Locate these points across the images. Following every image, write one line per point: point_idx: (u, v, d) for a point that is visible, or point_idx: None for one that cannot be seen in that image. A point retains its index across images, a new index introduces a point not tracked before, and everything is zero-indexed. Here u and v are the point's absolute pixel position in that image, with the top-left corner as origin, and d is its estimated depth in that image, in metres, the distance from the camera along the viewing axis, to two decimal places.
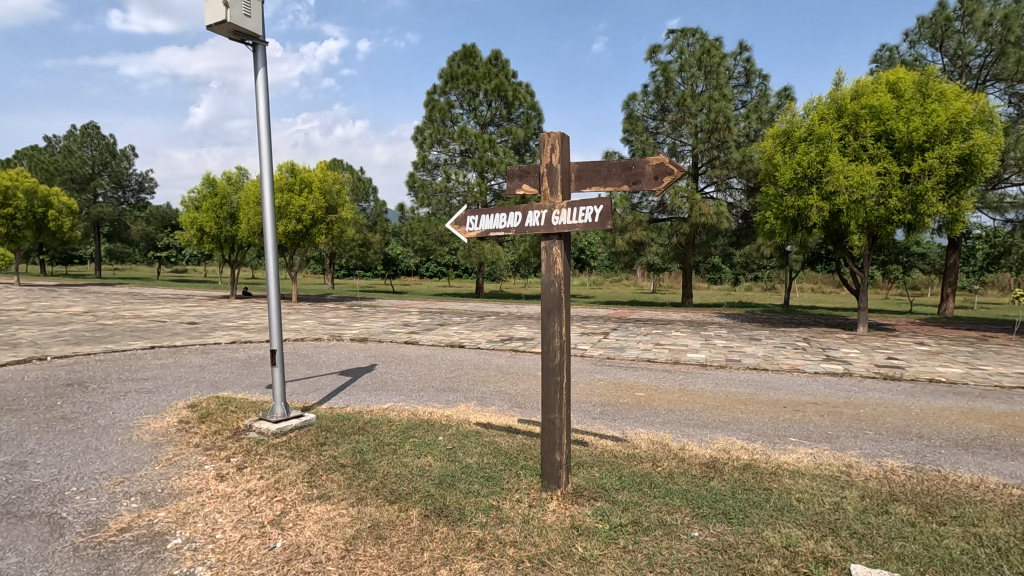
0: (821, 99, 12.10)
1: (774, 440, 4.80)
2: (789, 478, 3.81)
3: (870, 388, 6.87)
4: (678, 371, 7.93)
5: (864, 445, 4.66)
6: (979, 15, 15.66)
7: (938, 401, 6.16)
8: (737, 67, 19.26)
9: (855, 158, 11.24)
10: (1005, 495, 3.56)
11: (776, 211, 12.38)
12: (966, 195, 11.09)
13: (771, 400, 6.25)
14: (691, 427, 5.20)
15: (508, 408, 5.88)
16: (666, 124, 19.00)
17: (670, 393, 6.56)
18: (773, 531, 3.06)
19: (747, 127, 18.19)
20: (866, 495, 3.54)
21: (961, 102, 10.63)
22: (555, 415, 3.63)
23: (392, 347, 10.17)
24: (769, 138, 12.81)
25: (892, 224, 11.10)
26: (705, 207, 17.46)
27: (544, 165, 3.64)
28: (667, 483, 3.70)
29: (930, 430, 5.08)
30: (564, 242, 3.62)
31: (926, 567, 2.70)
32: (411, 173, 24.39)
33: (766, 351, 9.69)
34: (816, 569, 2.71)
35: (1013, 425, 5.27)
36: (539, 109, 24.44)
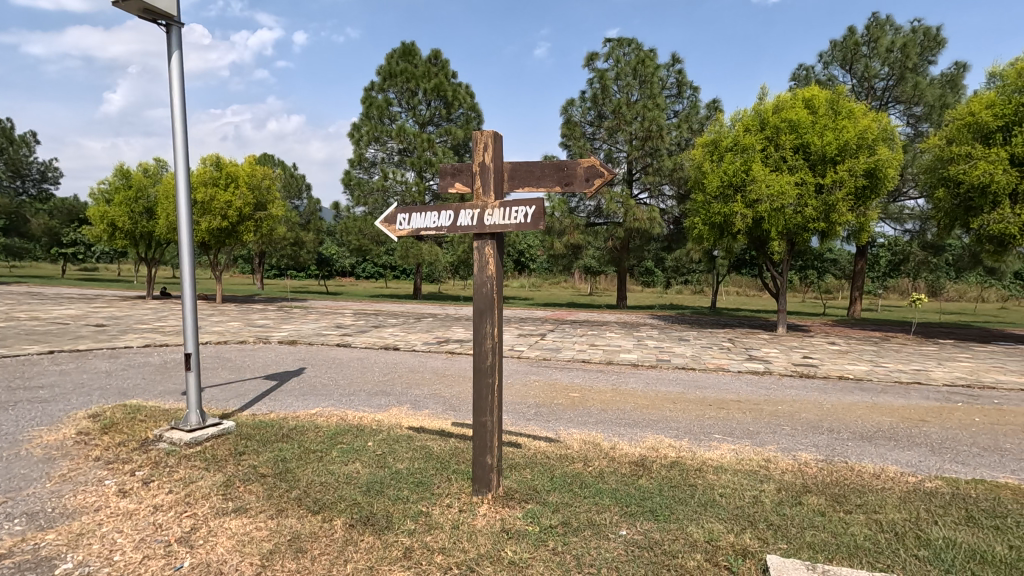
0: (746, 112, 12.79)
1: (700, 438, 4.96)
2: (712, 474, 3.95)
3: (788, 386, 7.28)
4: (611, 372, 8.09)
5: (782, 441, 4.90)
6: (883, 42, 17.07)
7: (847, 397, 6.61)
8: (669, 78, 19.99)
9: (775, 169, 11.96)
10: (903, 482, 3.84)
11: (704, 217, 12.94)
12: (871, 206, 11.97)
13: (698, 399, 6.48)
14: (621, 426, 5.30)
15: (442, 412, 5.79)
16: (603, 131, 19.49)
17: (603, 393, 6.68)
18: (696, 526, 3.15)
19: (679, 136, 18.91)
20: (782, 487, 3.71)
21: (867, 120, 11.50)
22: (486, 418, 3.59)
23: (324, 350, 9.80)
24: (698, 147, 13.36)
25: (808, 231, 11.85)
26: (639, 212, 18.06)
27: (476, 165, 3.60)
28: (597, 483, 3.74)
29: (839, 424, 5.43)
30: (497, 242, 3.59)
31: (834, 554, 2.85)
32: (347, 170, 23.70)
33: (694, 352, 10.10)
34: (735, 562, 2.80)
35: (910, 418, 5.73)
36: (480, 111, 24.36)
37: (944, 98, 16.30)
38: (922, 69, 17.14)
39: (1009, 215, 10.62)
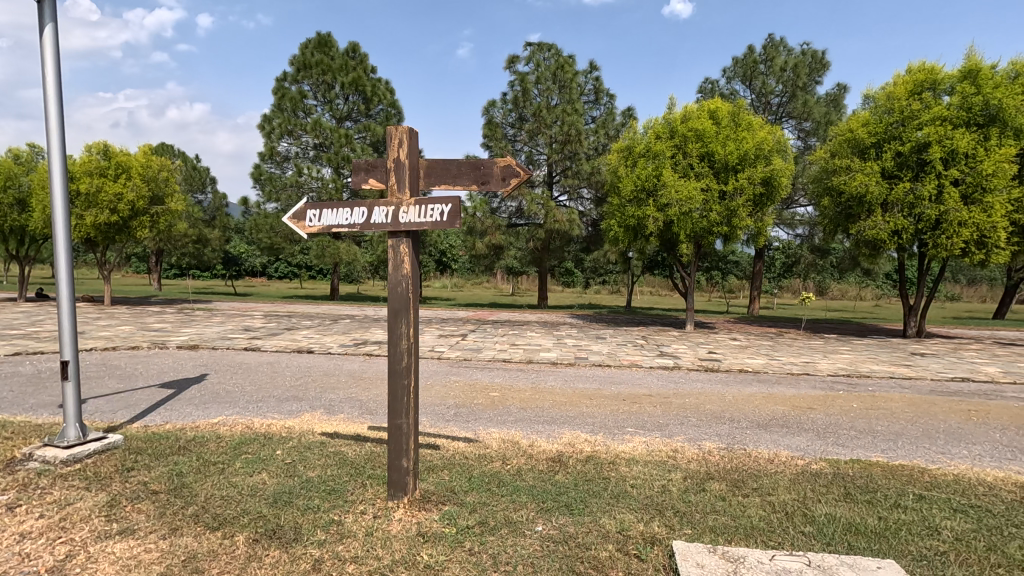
0: (657, 121, 13.44)
1: (614, 432, 5.14)
2: (625, 466, 4.10)
3: (695, 379, 7.73)
4: (531, 370, 8.19)
5: (688, 432, 5.17)
6: (777, 62, 18.59)
7: (746, 389, 7.12)
8: (587, 84, 20.60)
9: (684, 175, 12.66)
10: (793, 466, 4.19)
11: (619, 220, 13.46)
12: (768, 212, 12.97)
13: (613, 394, 6.72)
14: (540, 423, 5.39)
15: (359, 415, 5.60)
16: (523, 133, 19.74)
17: (523, 392, 6.75)
18: (609, 517, 3.25)
19: (596, 141, 19.50)
20: (687, 476, 3.93)
21: (763, 132, 12.44)
22: (402, 420, 3.50)
23: (230, 354, 9.19)
24: (614, 153, 13.89)
25: (713, 234, 12.64)
26: (559, 214, 18.46)
27: (391, 161, 3.50)
28: (515, 481, 3.77)
29: (739, 414, 5.83)
30: (413, 241, 3.52)
31: (733, 536, 3.05)
32: (257, 164, 22.41)
33: (610, 349, 10.49)
34: (644, 550, 2.91)
35: (800, 406, 6.27)
36: (401, 109, 23.88)
37: (828, 115, 18.00)
38: (810, 88, 18.83)
39: (881, 222, 11.90)
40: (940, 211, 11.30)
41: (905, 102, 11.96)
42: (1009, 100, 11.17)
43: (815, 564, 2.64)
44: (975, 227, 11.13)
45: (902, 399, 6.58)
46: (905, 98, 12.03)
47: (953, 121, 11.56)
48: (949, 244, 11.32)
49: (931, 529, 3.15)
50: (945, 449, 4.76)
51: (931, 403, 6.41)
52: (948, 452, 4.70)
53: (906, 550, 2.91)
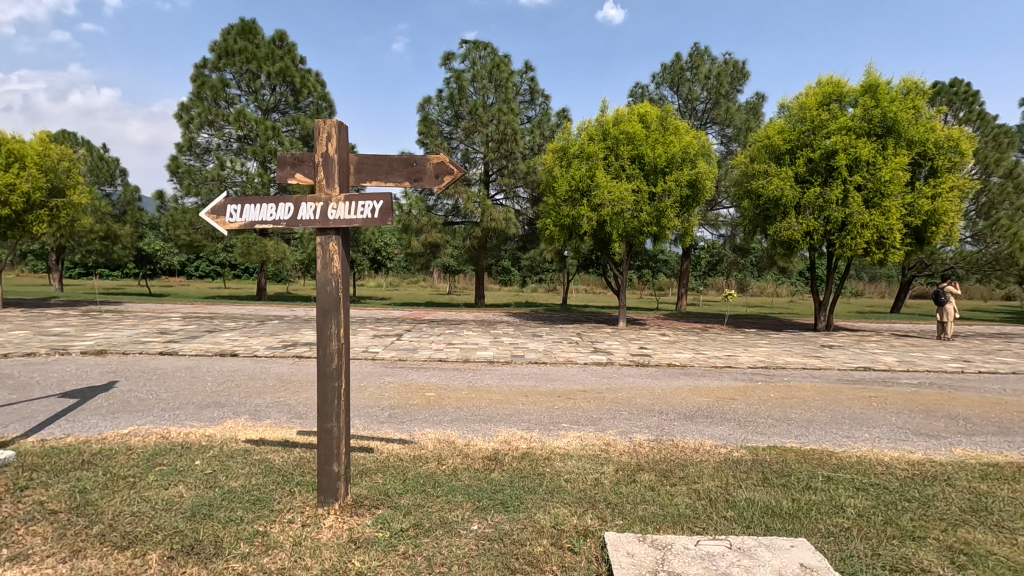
0: (591, 123, 13.74)
1: (550, 428, 5.22)
2: (559, 461, 4.17)
3: (626, 374, 7.98)
4: (467, 370, 8.17)
5: (621, 425, 5.33)
6: (702, 70, 19.50)
7: (674, 382, 7.44)
8: (523, 84, 20.77)
9: (616, 176, 13.03)
10: (716, 454, 4.41)
11: (554, 219, 13.67)
12: (694, 213, 13.58)
13: (548, 391, 6.81)
14: (476, 422, 5.38)
15: (286, 420, 5.36)
16: (460, 131, 19.61)
17: (459, 391, 6.72)
18: (543, 513, 3.29)
19: (532, 141, 19.68)
20: (619, 468, 4.04)
21: (689, 137, 12.98)
22: (332, 424, 3.39)
23: (143, 360, 8.55)
24: (549, 153, 14.09)
25: (643, 234, 13.10)
26: (495, 213, 18.48)
27: (318, 155, 3.38)
28: (450, 481, 3.74)
29: (667, 407, 6.08)
30: (343, 237, 3.42)
31: (661, 524, 3.17)
32: (174, 156, 20.99)
33: (545, 346, 10.63)
34: (578, 543, 2.97)
35: (723, 396, 6.62)
36: (332, 103, 23.12)
37: (748, 122, 19.09)
38: (732, 97, 19.89)
39: (795, 223, 12.76)
40: (846, 214, 12.26)
41: (815, 112, 12.88)
42: (903, 113, 12.26)
43: (737, 547, 2.78)
44: (875, 229, 12.15)
45: (813, 388, 7.10)
46: (816, 109, 12.95)
47: (856, 131, 12.57)
48: (854, 245, 12.31)
49: (837, 507, 3.41)
50: (850, 433, 5.18)
51: (837, 391, 6.95)
52: (852, 435, 5.11)
53: (815, 528, 3.13)
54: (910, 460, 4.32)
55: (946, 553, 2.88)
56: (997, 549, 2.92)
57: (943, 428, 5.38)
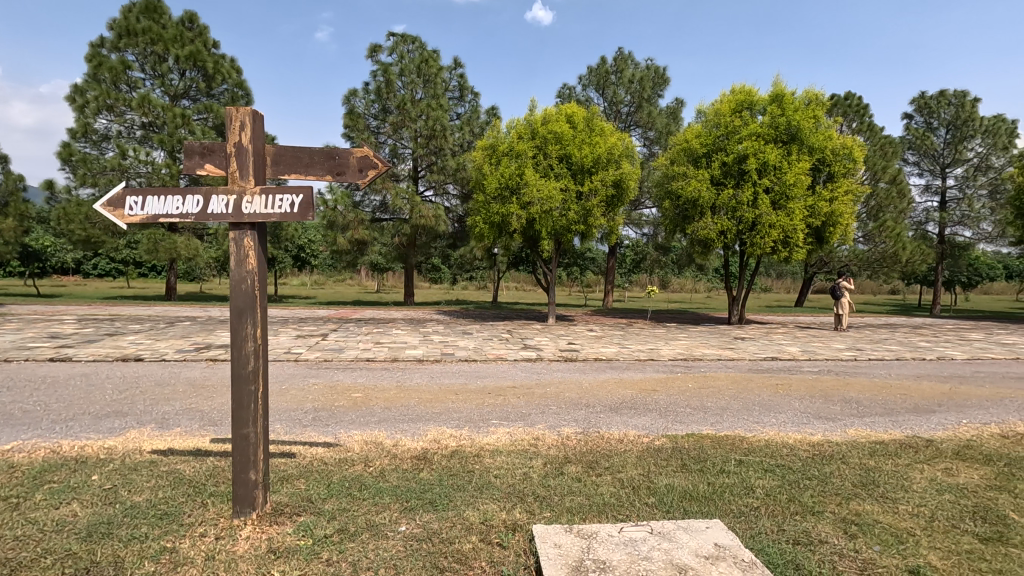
0: (520, 121, 13.85)
1: (480, 425, 5.22)
2: (489, 458, 4.18)
3: (555, 370, 8.13)
4: (396, 369, 8.01)
5: (549, 419, 5.43)
6: (626, 74, 20.18)
7: (600, 376, 7.67)
8: (452, 80, 20.59)
9: (544, 175, 13.24)
10: (639, 443, 4.59)
11: (484, 217, 13.69)
12: (619, 212, 14.04)
13: (478, 388, 6.82)
14: (404, 422, 5.29)
15: (199, 428, 5.03)
16: (387, 125, 19.16)
17: (387, 391, 6.58)
18: (473, 509, 3.29)
19: (461, 138, 19.58)
20: (547, 461, 4.11)
21: (614, 138, 13.39)
22: (249, 430, 3.22)
23: (30, 367, 7.71)
24: (478, 150, 14.09)
25: (571, 232, 13.40)
26: (425, 209, 18.21)
27: (231, 145, 3.20)
28: (377, 483, 3.65)
29: (594, 400, 6.26)
30: (260, 233, 3.24)
31: (587, 514, 3.26)
32: (65, 143, 19.07)
33: (476, 344, 10.62)
34: (506, 537, 2.99)
35: (646, 388, 6.91)
36: (249, 91, 21.88)
37: (669, 126, 19.99)
38: (654, 101, 20.72)
39: (711, 223, 13.53)
40: (756, 215, 13.14)
41: (729, 118, 13.69)
42: (805, 122, 13.27)
43: (657, 531, 2.91)
44: (781, 229, 13.09)
45: (727, 378, 7.56)
46: (729, 115, 13.75)
47: (765, 137, 13.47)
48: (763, 244, 13.21)
49: (747, 488, 3.65)
50: (759, 419, 5.55)
51: (748, 380, 7.45)
52: (761, 421, 5.49)
53: (728, 509, 3.33)
54: (811, 441, 4.70)
55: (840, 525, 3.16)
56: (882, 518, 3.24)
57: (839, 411, 5.90)
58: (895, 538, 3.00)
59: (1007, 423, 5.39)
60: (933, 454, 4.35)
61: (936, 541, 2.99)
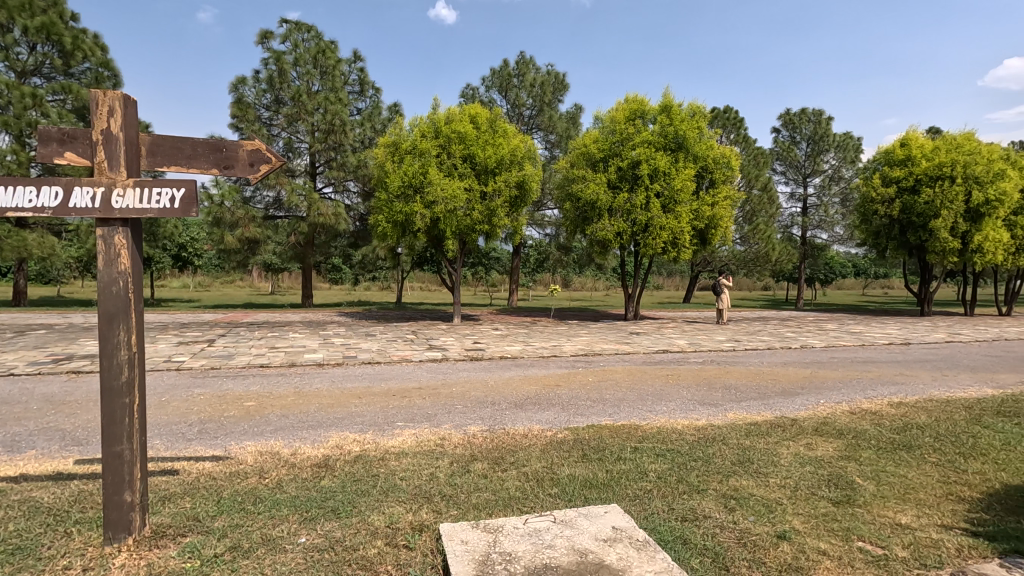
0: (423, 119, 13.68)
1: (384, 428, 5.11)
2: (394, 460, 4.11)
3: (461, 369, 8.14)
4: (293, 374, 7.59)
5: (456, 419, 5.44)
6: (528, 78, 20.64)
7: (505, 374, 7.80)
8: (351, 74, 19.88)
9: (448, 174, 13.21)
10: (543, 437, 4.74)
11: (387, 215, 13.38)
12: (522, 212, 14.32)
13: (383, 391, 6.66)
14: (303, 429, 5.05)
15: (58, 450, 4.45)
16: (281, 117, 18.09)
17: (284, 398, 6.24)
18: (377, 514, 3.22)
19: (362, 134, 18.96)
20: (454, 460, 4.12)
21: (516, 140, 13.63)
22: (122, 447, 2.92)
23: None
24: (381, 147, 13.75)
25: (475, 232, 13.49)
26: (323, 207, 17.41)
27: (97, 132, 2.87)
28: (274, 495, 3.46)
29: (499, 397, 6.37)
30: (134, 229, 2.96)
31: (494, 509, 3.31)
32: None
33: (379, 346, 10.35)
34: (413, 539, 2.96)
35: (549, 384, 7.14)
36: (118, 72, 19.70)
37: (568, 131, 20.74)
38: (555, 106, 21.35)
39: (609, 225, 14.23)
40: (648, 217, 14.03)
41: (623, 126, 14.47)
42: (690, 132, 14.34)
43: (560, 519, 3.03)
44: (670, 231, 14.07)
45: (623, 371, 8.00)
46: (624, 123, 14.54)
47: (655, 145, 14.40)
48: (655, 244, 14.12)
49: (641, 472, 3.91)
50: (652, 408, 5.95)
51: (642, 372, 7.95)
52: (654, 409, 5.89)
53: (625, 494, 3.54)
54: (696, 426, 5.12)
55: (722, 500, 3.47)
56: (756, 491, 3.62)
57: (720, 397, 6.48)
58: (766, 508, 3.36)
59: (854, 401, 6.23)
60: (796, 432, 4.91)
61: (799, 508, 3.39)
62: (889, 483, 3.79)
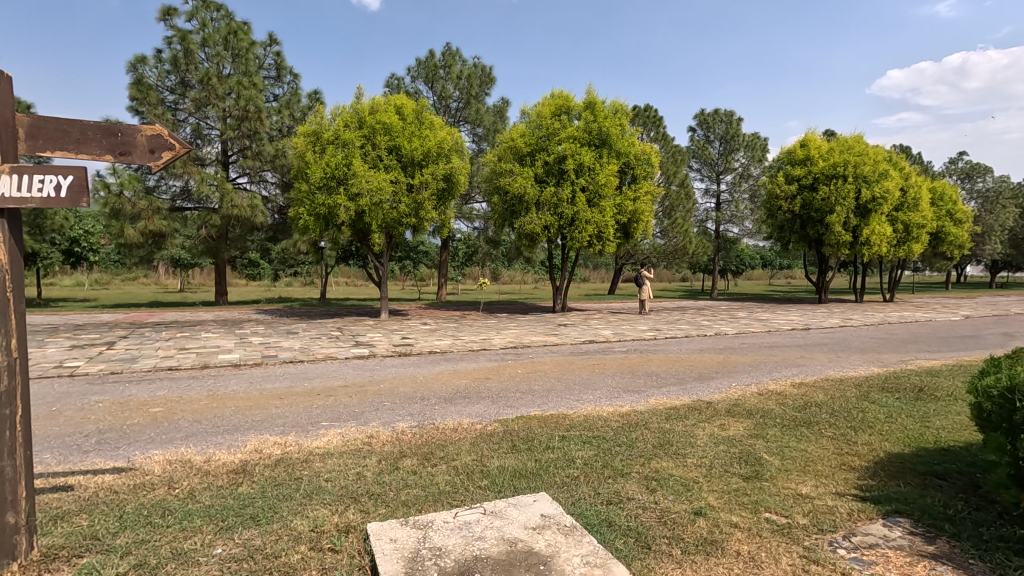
0: (346, 108, 13.21)
1: (308, 428, 4.92)
2: (319, 462, 3.97)
3: (389, 365, 7.98)
4: (206, 376, 7.12)
5: (384, 416, 5.33)
6: (454, 70, 20.43)
7: (434, 369, 7.72)
8: (266, 58, 18.81)
9: (373, 166, 12.85)
10: (473, 431, 4.74)
11: (308, 208, 12.82)
12: (450, 206, 14.19)
13: (305, 390, 6.40)
14: (218, 434, 4.75)
15: None
16: (188, 101, 16.82)
17: (196, 402, 5.84)
18: (300, 518, 3.10)
19: (279, 122, 18.01)
20: (382, 458, 4.05)
21: (443, 133, 13.44)
22: (3, 463, 2.62)
23: None
24: (300, 136, 13.14)
25: (402, 225, 13.24)
26: (238, 198, 16.39)
27: None
28: (186, 506, 3.24)
29: (429, 392, 6.30)
30: (13, 221, 2.67)
31: (423, 505, 3.28)
32: None
33: (302, 343, 9.93)
34: (339, 542, 2.87)
35: (478, 377, 7.15)
36: None
37: (495, 125, 20.74)
38: (481, 99, 21.27)
39: (536, 218, 14.43)
40: (574, 211, 14.35)
41: (549, 121, 14.70)
42: (613, 129, 14.78)
43: (489, 511, 3.05)
44: (596, 224, 14.46)
45: (551, 362, 8.16)
46: (549, 118, 14.77)
47: (580, 141, 14.73)
48: (581, 237, 14.47)
49: (568, 460, 4.01)
50: (579, 397, 6.12)
51: (570, 363, 8.14)
52: (581, 398, 6.06)
53: (552, 481, 3.63)
54: (620, 412, 5.32)
55: (644, 482, 3.63)
56: (674, 471, 3.82)
57: (642, 384, 6.77)
58: (684, 487, 3.56)
59: (761, 383, 6.72)
60: (711, 414, 5.23)
61: (713, 484, 3.61)
62: (792, 457, 4.12)
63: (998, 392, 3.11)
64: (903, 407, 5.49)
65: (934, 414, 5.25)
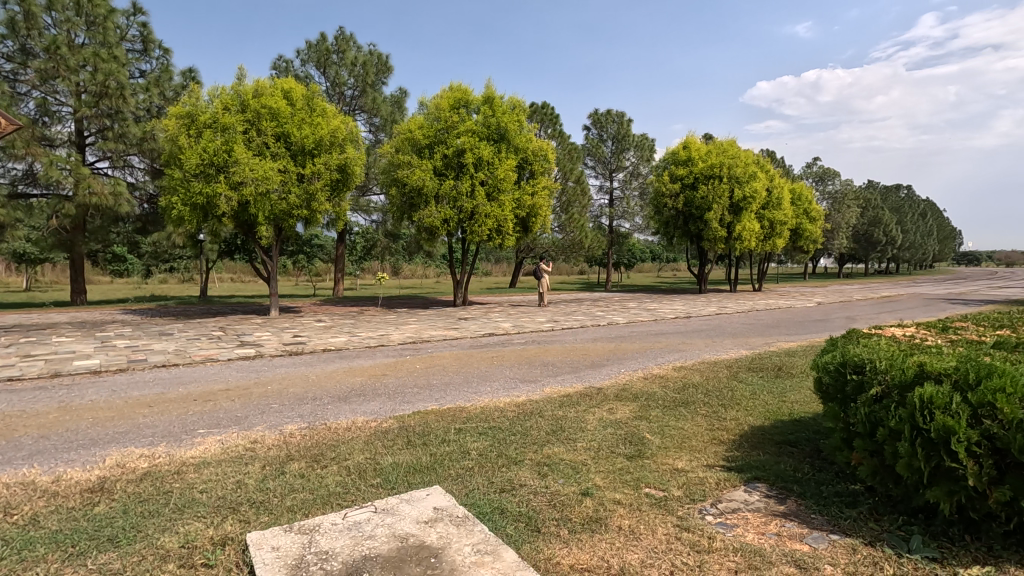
0: (226, 90, 12.17)
1: (182, 437, 4.52)
2: (193, 472, 3.66)
3: (277, 365, 7.52)
4: (57, 386, 6.28)
5: (270, 419, 5.02)
6: (348, 56, 19.58)
7: (328, 367, 7.41)
8: (130, 28, 16.84)
9: (258, 153, 12.00)
10: (367, 429, 4.61)
11: (182, 197, 11.70)
12: (344, 197, 13.60)
13: (180, 396, 5.86)
14: (71, 450, 4.22)
15: None
16: (30, 71, 14.66)
17: (44, 415, 5.14)
18: (169, 535, 2.84)
19: (147, 101, 16.21)
20: (267, 463, 3.82)
21: (337, 121, 12.84)
22: None
23: None
24: (172, 118, 11.93)
25: (293, 218, 12.50)
26: (97, 185, 14.45)
27: None
28: (28, 533, 2.85)
29: (321, 392, 6.04)
30: None
31: (310, 508, 3.15)
32: None
33: (177, 345, 9.07)
34: (214, 555, 2.67)
35: (375, 374, 6.96)
36: None
37: (393, 115, 20.21)
38: (378, 87, 20.58)
39: (435, 211, 14.30)
40: (473, 205, 14.39)
41: (448, 114, 14.59)
42: (511, 124, 14.98)
43: (381, 509, 3.00)
44: (495, 218, 14.60)
45: (450, 356, 8.15)
46: (448, 111, 14.67)
47: (479, 135, 14.80)
48: (481, 231, 14.56)
49: (463, 452, 4.03)
50: (477, 389, 6.16)
51: (469, 356, 8.17)
52: (478, 390, 6.11)
53: (447, 474, 3.63)
54: (517, 402, 5.44)
55: (536, 468, 3.75)
56: (566, 456, 3.98)
57: (539, 374, 6.97)
58: (573, 470, 3.72)
59: (647, 368, 7.19)
60: (602, 399, 5.51)
61: (600, 466, 3.82)
62: (670, 435, 4.46)
63: (834, 366, 3.57)
64: (765, 385, 6.15)
65: (789, 390, 5.93)
